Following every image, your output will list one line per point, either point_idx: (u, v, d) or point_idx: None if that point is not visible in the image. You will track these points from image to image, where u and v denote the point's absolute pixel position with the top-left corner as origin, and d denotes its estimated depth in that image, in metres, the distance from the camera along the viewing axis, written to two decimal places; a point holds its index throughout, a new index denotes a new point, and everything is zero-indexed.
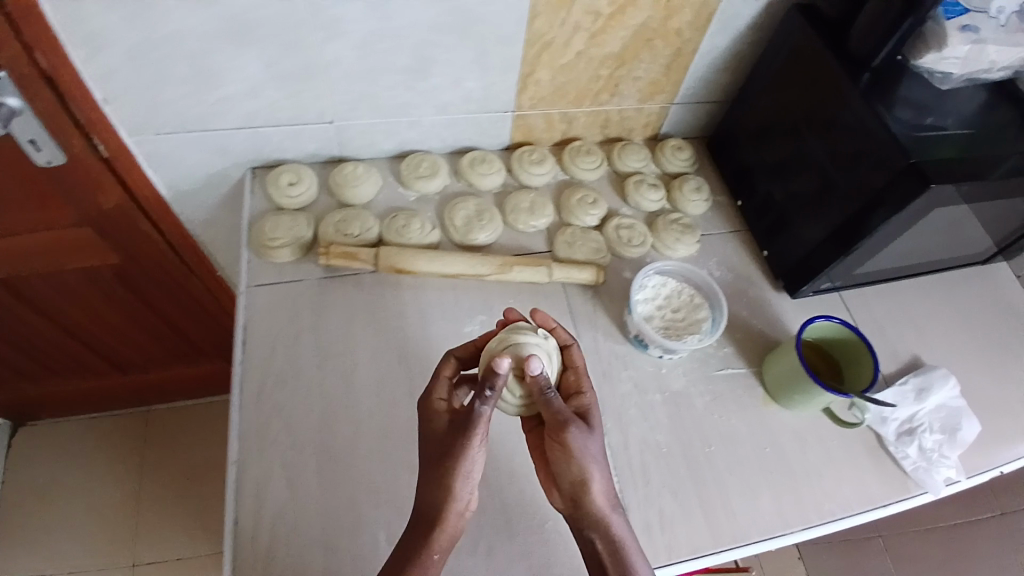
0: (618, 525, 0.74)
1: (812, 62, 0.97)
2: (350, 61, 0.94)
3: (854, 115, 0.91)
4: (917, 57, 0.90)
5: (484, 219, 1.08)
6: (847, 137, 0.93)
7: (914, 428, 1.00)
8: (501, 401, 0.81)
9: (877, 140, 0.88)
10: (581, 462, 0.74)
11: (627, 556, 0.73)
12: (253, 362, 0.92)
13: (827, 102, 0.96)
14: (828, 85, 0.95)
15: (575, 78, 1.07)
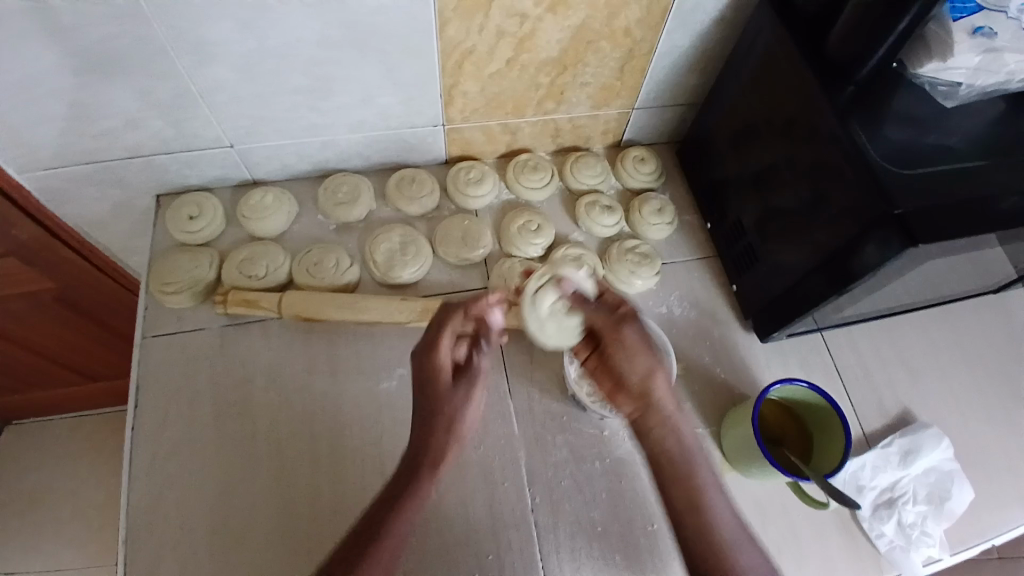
0: (688, 431, 0.68)
1: (791, 72, 0.81)
2: (236, 83, 0.81)
3: (834, 143, 0.75)
4: (917, 65, 0.75)
5: (409, 253, 0.95)
6: (826, 168, 0.77)
7: (895, 498, 0.87)
8: (540, 309, 0.74)
9: (857, 180, 0.72)
10: (643, 355, 0.69)
11: (698, 458, 0.66)
12: (145, 427, 0.84)
13: (804, 122, 0.80)
14: (805, 102, 0.79)
15: (510, 87, 0.92)
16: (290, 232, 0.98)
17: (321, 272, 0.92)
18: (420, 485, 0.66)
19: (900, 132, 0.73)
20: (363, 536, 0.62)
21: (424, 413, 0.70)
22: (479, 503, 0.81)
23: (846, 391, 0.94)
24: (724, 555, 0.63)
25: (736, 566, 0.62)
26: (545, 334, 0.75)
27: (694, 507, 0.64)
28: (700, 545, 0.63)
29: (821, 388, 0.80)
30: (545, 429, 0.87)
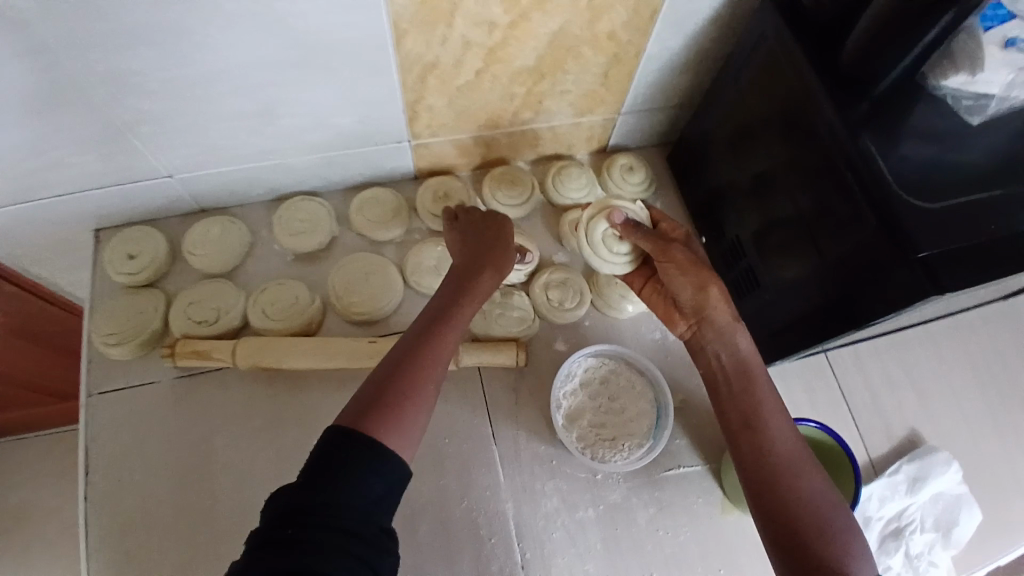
0: (745, 343, 0.72)
1: (800, 86, 0.74)
2: (167, 110, 0.71)
3: (847, 173, 0.68)
4: (939, 77, 0.68)
5: (377, 286, 0.86)
6: (839, 199, 0.70)
7: (902, 528, 0.84)
8: (588, 250, 0.79)
9: (873, 217, 0.65)
10: (696, 271, 0.72)
11: (758, 376, 0.70)
12: (97, 498, 0.77)
13: (815, 144, 0.73)
14: (815, 122, 0.72)
15: (481, 99, 0.82)
16: (245, 266, 0.89)
17: (281, 312, 0.83)
18: (433, 360, 0.62)
19: (919, 156, 0.66)
20: (389, 383, 0.59)
21: (453, 288, 0.68)
22: (466, 563, 0.76)
23: (852, 417, 0.91)
24: (790, 474, 0.65)
25: (799, 488, 0.64)
26: (598, 264, 0.79)
27: (750, 428, 0.68)
28: (756, 461, 0.67)
29: (833, 430, 0.76)
30: (533, 477, 0.80)
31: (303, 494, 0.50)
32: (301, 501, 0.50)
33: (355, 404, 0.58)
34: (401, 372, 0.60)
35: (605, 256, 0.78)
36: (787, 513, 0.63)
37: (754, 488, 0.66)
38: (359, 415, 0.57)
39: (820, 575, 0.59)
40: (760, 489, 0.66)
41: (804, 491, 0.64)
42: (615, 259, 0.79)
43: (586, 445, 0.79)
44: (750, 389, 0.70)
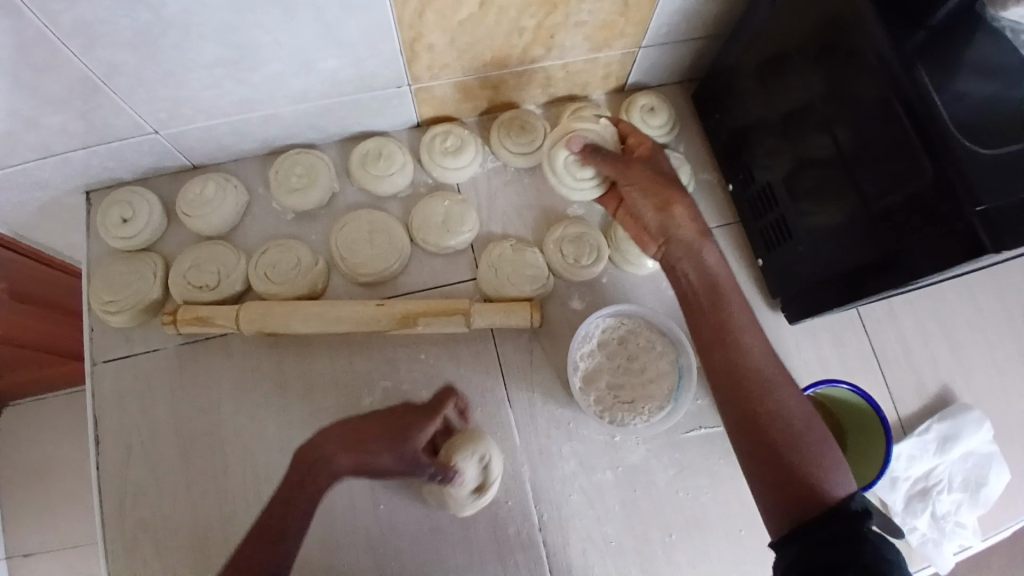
0: (714, 258, 0.65)
1: (845, 14, 0.65)
2: (139, 63, 0.65)
3: (892, 113, 0.61)
4: (998, 7, 0.60)
5: (380, 246, 0.81)
6: (879, 142, 0.64)
7: (929, 488, 0.82)
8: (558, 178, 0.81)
9: (919, 164, 0.59)
10: (658, 189, 0.67)
11: (726, 288, 0.64)
12: (110, 466, 0.76)
13: (858, 78, 0.65)
14: (863, 53, 0.64)
15: (486, 35, 0.74)
16: (242, 226, 0.84)
17: (281, 275, 0.79)
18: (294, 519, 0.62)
19: (977, 94, 0.59)
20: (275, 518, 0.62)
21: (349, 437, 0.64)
22: (481, 525, 0.75)
23: (882, 375, 0.86)
24: (762, 385, 0.59)
25: (772, 398, 0.59)
26: (566, 191, 0.82)
27: (721, 340, 0.62)
28: (729, 374, 0.61)
29: (867, 392, 0.73)
30: (549, 440, 0.78)
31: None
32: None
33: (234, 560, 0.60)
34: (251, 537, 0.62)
35: (569, 181, 0.80)
36: (763, 425, 0.58)
37: (725, 404, 0.61)
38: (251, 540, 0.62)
39: (802, 488, 0.55)
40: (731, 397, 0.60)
41: (778, 403, 0.59)
42: (580, 184, 0.80)
43: (604, 410, 0.76)
44: (722, 306, 0.63)
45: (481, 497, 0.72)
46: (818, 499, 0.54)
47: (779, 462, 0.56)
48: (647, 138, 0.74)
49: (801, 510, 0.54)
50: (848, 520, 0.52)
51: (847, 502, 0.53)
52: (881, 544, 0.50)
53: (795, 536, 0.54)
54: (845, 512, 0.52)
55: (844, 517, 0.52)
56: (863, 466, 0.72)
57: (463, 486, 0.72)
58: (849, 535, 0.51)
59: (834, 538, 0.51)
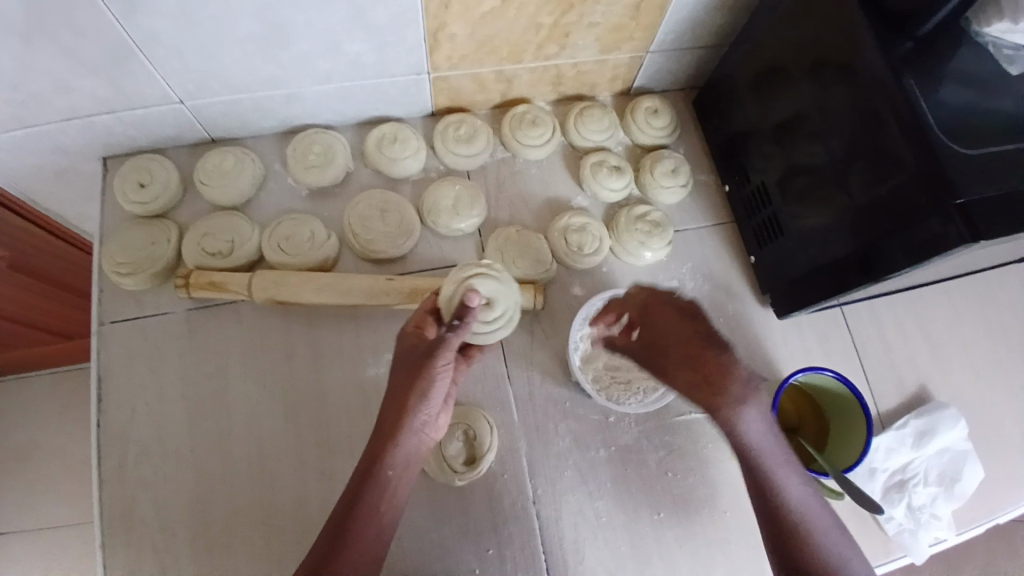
0: (754, 419, 0.69)
1: (838, 26, 0.71)
2: (177, 33, 0.69)
3: (882, 117, 0.67)
4: (983, 23, 0.65)
5: (393, 224, 0.85)
6: (869, 145, 0.69)
7: (905, 480, 0.86)
8: (586, 184, 0.91)
9: (906, 163, 0.64)
10: (723, 414, 0.69)
11: (763, 452, 0.69)
12: (112, 425, 0.77)
13: (850, 87, 0.71)
14: (853, 63, 0.70)
15: (504, 29, 0.79)
16: (257, 200, 0.87)
17: (295, 247, 0.82)
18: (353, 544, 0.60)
19: (954, 103, 0.64)
20: (367, 477, 0.62)
21: (397, 387, 0.63)
22: (478, 496, 0.77)
23: (864, 372, 0.91)
24: (803, 529, 0.67)
25: (812, 542, 0.67)
26: (593, 194, 0.91)
27: (762, 495, 0.69)
28: (773, 526, 0.68)
29: (850, 380, 0.76)
30: (546, 417, 0.81)
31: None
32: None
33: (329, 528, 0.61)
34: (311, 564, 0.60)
35: (495, 325, 0.72)
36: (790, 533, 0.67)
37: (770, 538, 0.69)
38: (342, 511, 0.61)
39: None
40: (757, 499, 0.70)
41: (818, 544, 0.67)
42: (509, 312, 0.72)
43: (601, 389, 0.80)
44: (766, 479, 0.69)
45: (472, 470, 0.75)
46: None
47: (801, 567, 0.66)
48: (660, 311, 0.73)
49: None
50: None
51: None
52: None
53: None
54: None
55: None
56: (843, 452, 0.76)
57: (452, 460, 0.76)
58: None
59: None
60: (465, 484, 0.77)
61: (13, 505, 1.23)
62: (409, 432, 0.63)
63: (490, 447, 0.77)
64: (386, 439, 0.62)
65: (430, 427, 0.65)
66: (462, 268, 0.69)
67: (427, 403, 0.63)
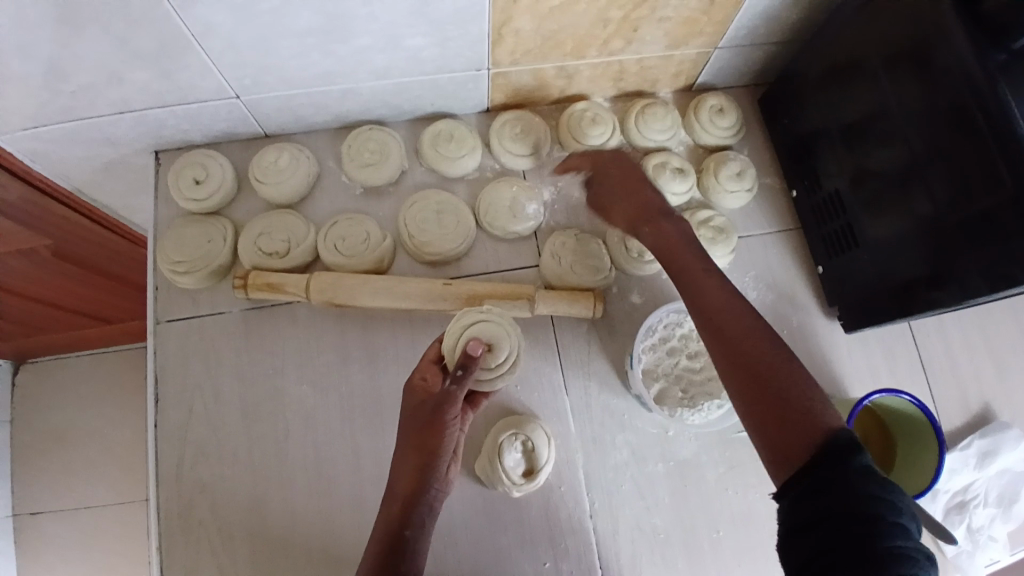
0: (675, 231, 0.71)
1: (930, 32, 0.66)
2: (236, 26, 0.66)
3: (978, 135, 0.63)
4: None
5: (449, 226, 0.82)
6: (957, 164, 0.66)
7: (966, 502, 0.84)
8: None
9: (1002, 185, 0.61)
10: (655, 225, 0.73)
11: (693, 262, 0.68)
12: (169, 424, 0.77)
13: (937, 99, 0.67)
14: (942, 73, 0.66)
15: (571, 24, 0.75)
16: (312, 198, 0.85)
17: (351, 248, 0.80)
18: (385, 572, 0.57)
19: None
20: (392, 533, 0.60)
21: (407, 443, 0.64)
22: (534, 507, 0.76)
23: (930, 390, 0.87)
24: (731, 317, 0.62)
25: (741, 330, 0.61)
26: None
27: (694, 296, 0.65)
28: (707, 321, 0.63)
29: (927, 406, 0.75)
30: (603, 428, 0.79)
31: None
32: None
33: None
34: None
35: (504, 370, 0.69)
36: (758, 387, 0.57)
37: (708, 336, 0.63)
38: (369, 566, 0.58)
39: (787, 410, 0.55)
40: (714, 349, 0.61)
41: (748, 336, 0.60)
42: (513, 353, 0.69)
43: (663, 404, 0.78)
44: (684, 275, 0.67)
45: (530, 482, 0.74)
46: (807, 445, 0.53)
47: (770, 427, 0.56)
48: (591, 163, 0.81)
49: (795, 456, 0.53)
50: (837, 464, 0.50)
51: (835, 440, 0.52)
52: (873, 479, 0.50)
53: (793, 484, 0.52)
54: (833, 457, 0.51)
55: (834, 458, 0.51)
56: (911, 478, 0.75)
57: (511, 471, 0.74)
58: (841, 476, 0.50)
59: (821, 482, 0.50)
60: (521, 495, 0.75)
61: (62, 485, 1.25)
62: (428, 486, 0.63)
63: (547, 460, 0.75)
64: (404, 496, 0.62)
65: (444, 483, 0.65)
66: (465, 314, 0.69)
67: (439, 460, 0.63)
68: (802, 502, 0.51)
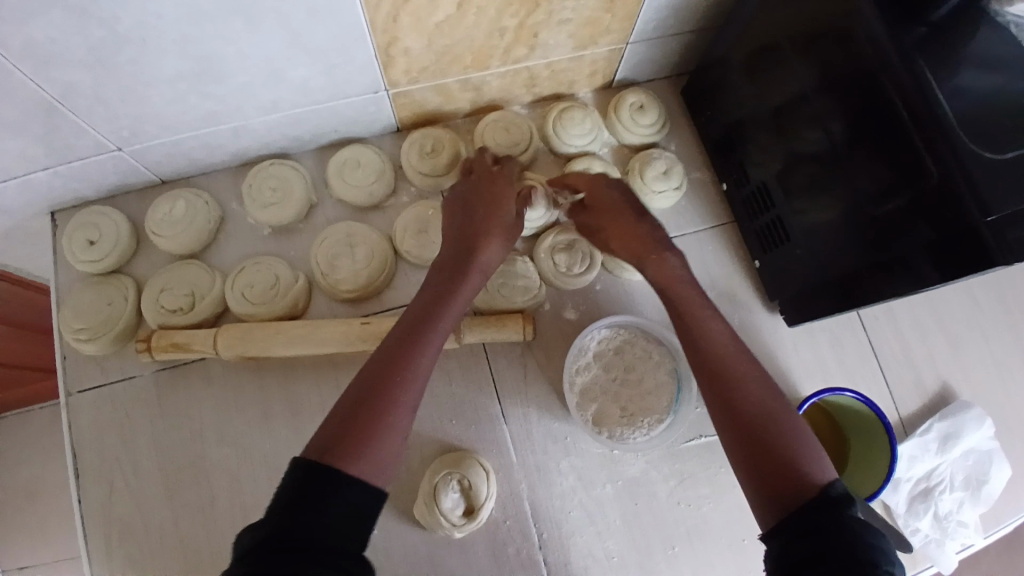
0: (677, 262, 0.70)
1: (839, 13, 0.62)
2: (98, 81, 0.61)
3: (902, 123, 0.58)
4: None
5: (362, 258, 0.78)
6: (884, 152, 0.61)
7: (931, 488, 0.81)
8: None
9: (922, 173, 0.57)
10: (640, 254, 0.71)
11: (679, 289, 0.67)
12: (92, 502, 0.73)
13: (856, 81, 0.62)
14: (858, 51, 0.61)
15: (465, 37, 0.70)
16: (217, 244, 0.81)
17: (260, 295, 0.76)
18: (394, 406, 0.56)
19: (981, 90, 0.56)
20: (377, 383, 0.57)
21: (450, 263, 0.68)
22: (480, 545, 0.73)
23: (882, 375, 0.85)
24: (728, 362, 0.60)
25: (740, 378, 0.59)
26: None
27: (687, 328, 0.64)
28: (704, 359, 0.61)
29: (870, 399, 0.74)
30: (546, 455, 0.76)
31: (302, 515, 0.46)
32: (290, 524, 0.46)
33: (324, 433, 0.53)
34: (335, 419, 0.55)
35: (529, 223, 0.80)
36: (754, 434, 0.56)
37: (708, 379, 0.60)
38: (346, 414, 0.55)
39: (786, 472, 0.53)
40: (711, 388, 0.60)
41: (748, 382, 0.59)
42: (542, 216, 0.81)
43: (601, 426, 0.74)
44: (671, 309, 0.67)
45: (471, 522, 0.70)
46: (802, 496, 0.51)
47: (763, 467, 0.54)
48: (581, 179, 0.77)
49: (788, 508, 0.51)
50: (830, 510, 0.48)
51: (828, 493, 0.50)
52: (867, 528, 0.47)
53: (783, 528, 0.50)
54: (827, 504, 0.49)
55: (828, 507, 0.49)
56: (867, 478, 0.73)
57: (450, 513, 0.69)
58: (836, 525, 0.47)
59: (813, 526, 0.48)
60: (464, 536, 0.72)
61: None
62: (424, 350, 0.61)
63: (489, 498, 0.71)
64: (402, 350, 0.60)
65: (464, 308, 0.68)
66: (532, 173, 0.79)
67: (438, 328, 0.63)
68: (797, 544, 0.48)
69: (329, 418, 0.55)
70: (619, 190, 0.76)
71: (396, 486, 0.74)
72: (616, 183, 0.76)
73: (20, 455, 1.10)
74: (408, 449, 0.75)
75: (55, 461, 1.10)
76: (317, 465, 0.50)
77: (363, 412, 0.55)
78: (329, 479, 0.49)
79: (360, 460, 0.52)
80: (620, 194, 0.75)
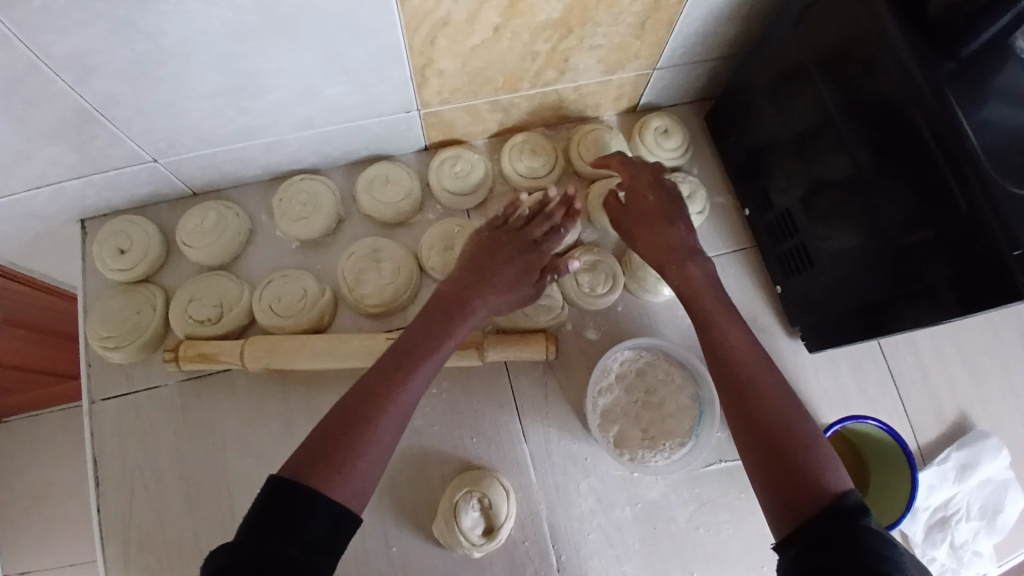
0: (697, 269, 0.70)
1: (864, 45, 0.63)
2: (139, 94, 0.63)
3: (928, 152, 0.59)
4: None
5: (387, 273, 0.79)
6: (906, 180, 0.62)
7: (948, 517, 0.80)
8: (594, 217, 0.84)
9: (954, 200, 0.57)
10: (675, 257, 0.71)
11: (703, 299, 0.68)
12: (111, 510, 0.73)
13: (884, 110, 0.63)
14: (886, 79, 0.62)
15: (497, 60, 0.72)
16: (245, 256, 0.82)
17: (286, 308, 0.76)
18: (381, 422, 0.57)
19: (1010, 123, 0.57)
20: (367, 397, 0.58)
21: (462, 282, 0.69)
22: (498, 566, 0.73)
23: (902, 404, 0.85)
24: (755, 372, 0.60)
25: (767, 388, 0.59)
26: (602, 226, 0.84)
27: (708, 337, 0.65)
28: (725, 369, 0.62)
29: (893, 428, 0.75)
30: (566, 476, 0.76)
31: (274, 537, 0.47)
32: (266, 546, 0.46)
33: (311, 441, 0.55)
34: (328, 427, 0.56)
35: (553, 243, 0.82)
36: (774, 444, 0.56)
37: (731, 393, 0.60)
38: (333, 426, 0.56)
39: (801, 483, 0.52)
40: (731, 400, 0.60)
41: (772, 394, 0.59)
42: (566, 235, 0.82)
43: (623, 447, 0.75)
44: (703, 306, 0.67)
45: (490, 541, 0.70)
46: (817, 506, 0.50)
47: (781, 482, 0.54)
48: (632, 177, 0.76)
49: (801, 518, 0.51)
50: (842, 520, 0.48)
51: (840, 504, 0.50)
52: (878, 536, 0.47)
53: (797, 538, 0.49)
54: (840, 516, 0.49)
55: (841, 518, 0.48)
56: (889, 505, 0.74)
57: (469, 532, 0.69)
58: (846, 534, 0.47)
59: (827, 537, 0.47)
60: (482, 555, 0.72)
61: None
62: (419, 369, 0.62)
63: (509, 519, 0.71)
64: (395, 367, 0.61)
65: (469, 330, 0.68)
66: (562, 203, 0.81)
67: (436, 349, 0.64)
68: (813, 552, 0.47)
69: (316, 429, 0.56)
70: (656, 193, 0.75)
71: (415, 502, 0.74)
72: (656, 185, 0.76)
73: (33, 457, 1.10)
74: (429, 466, 0.75)
75: (67, 463, 1.10)
76: (286, 485, 0.50)
77: (350, 424, 0.56)
78: (305, 499, 0.50)
79: (340, 476, 0.52)
80: (655, 196, 0.75)
